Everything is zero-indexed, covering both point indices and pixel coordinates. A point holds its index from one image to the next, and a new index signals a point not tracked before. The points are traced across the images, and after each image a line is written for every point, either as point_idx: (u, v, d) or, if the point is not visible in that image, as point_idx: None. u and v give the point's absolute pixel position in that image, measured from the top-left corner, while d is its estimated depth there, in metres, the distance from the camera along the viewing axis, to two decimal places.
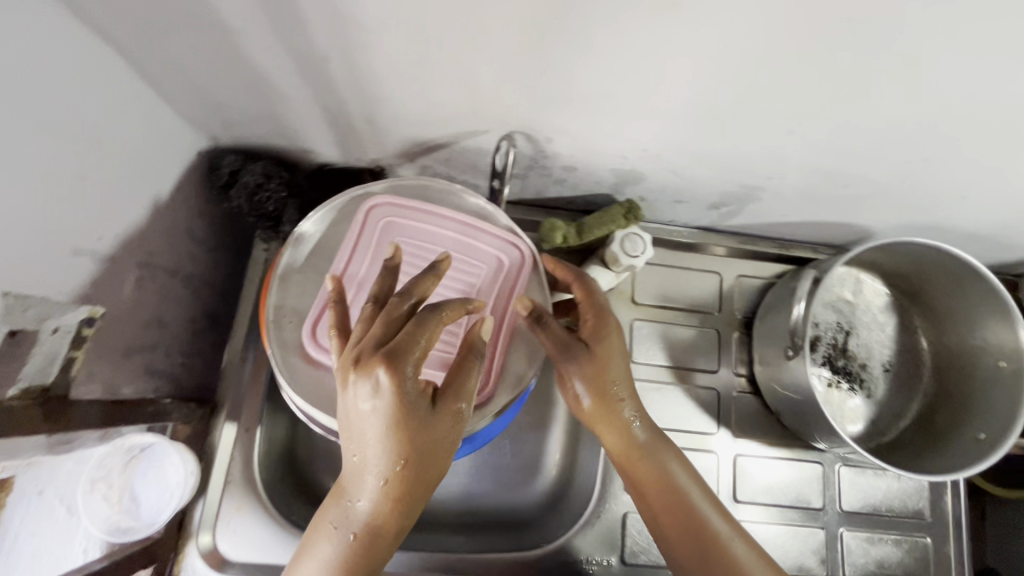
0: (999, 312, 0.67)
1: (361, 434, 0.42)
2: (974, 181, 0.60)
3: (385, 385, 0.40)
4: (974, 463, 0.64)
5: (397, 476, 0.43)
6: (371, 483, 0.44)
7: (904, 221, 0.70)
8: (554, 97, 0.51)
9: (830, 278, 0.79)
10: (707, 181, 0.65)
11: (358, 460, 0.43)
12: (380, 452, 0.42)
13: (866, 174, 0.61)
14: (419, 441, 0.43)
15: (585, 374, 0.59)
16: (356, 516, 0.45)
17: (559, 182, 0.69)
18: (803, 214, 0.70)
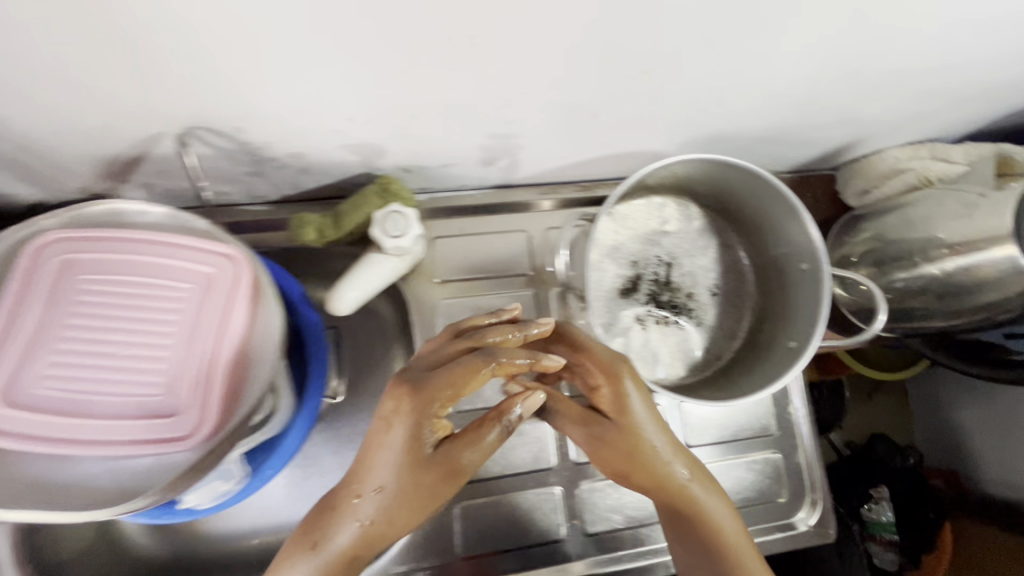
0: (790, 212, 0.64)
1: (372, 456, 0.47)
2: (719, 83, 0.54)
3: (403, 410, 0.46)
4: (784, 374, 0.62)
5: (390, 502, 0.47)
6: (364, 509, 0.47)
7: (684, 139, 0.66)
8: (183, 65, 0.43)
9: (643, 210, 0.74)
10: (454, 138, 0.58)
11: (362, 478, 0.47)
12: (388, 473, 0.47)
13: (607, 99, 0.54)
14: (437, 475, 0.47)
15: (591, 445, 0.56)
16: (332, 548, 0.46)
17: (305, 172, 0.61)
18: (581, 152, 0.65)
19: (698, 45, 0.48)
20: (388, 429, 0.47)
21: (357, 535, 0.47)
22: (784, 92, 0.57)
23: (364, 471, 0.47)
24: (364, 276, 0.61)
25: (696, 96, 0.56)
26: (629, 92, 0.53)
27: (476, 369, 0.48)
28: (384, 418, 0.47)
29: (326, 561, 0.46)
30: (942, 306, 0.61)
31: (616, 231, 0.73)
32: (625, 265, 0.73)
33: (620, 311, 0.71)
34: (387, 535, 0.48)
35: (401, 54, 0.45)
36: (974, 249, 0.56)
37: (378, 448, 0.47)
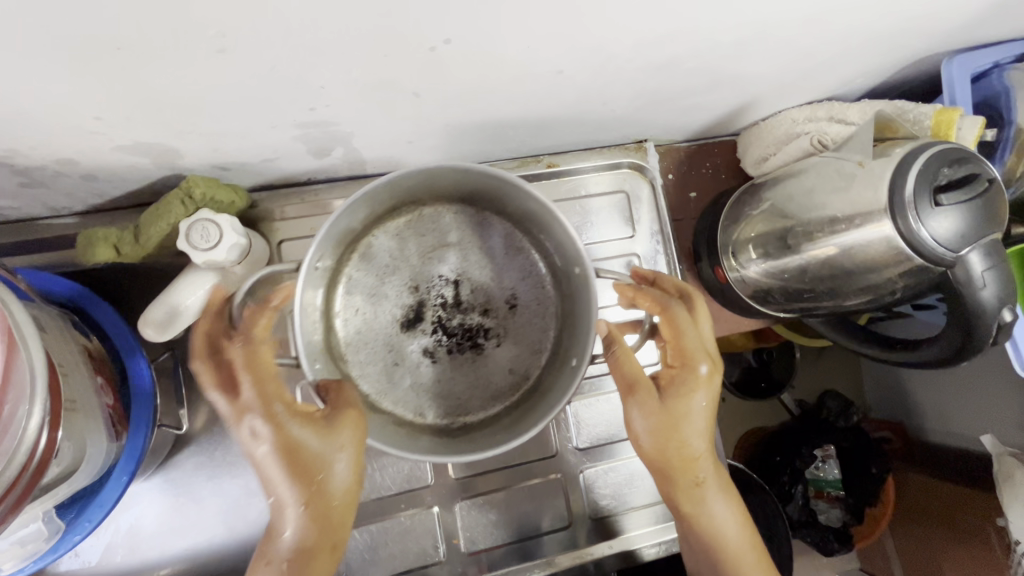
0: (551, 214, 0.54)
1: (267, 473, 0.50)
2: (554, 55, 0.46)
3: (262, 432, 0.49)
4: (557, 407, 0.53)
5: (321, 508, 0.53)
6: (298, 519, 0.52)
7: (544, 115, 0.57)
8: None
9: (415, 224, 0.64)
10: (261, 133, 0.50)
11: (277, 499, 0.52)
12: (289, 488, 0.51)
13: (426, 80, 0.46)
14: (302, 473, 0.51)
15: (638, 428, 0.58)
16: (310, 531, 0.52)
17: (93, 178, 0.52)
18: (426, 133, 0.57)
19: (502, 14, 0.39)
20: (258, 447, 0.50)
21: (308, 528, 0.52)
22: (638, 58, 0.49)
23: (294, 481, 0.51)
24: (178, 293, 0.54)
25: (532, 69, 0.47)
26: (445, 70, 0.45)
27: (257, 394, 0.50)
28: (252, 437, 0.49)
29: (318, 535, 0.53)
30: (824, 288, 0.56)
31: (386, 252, 0.63)
32: (404, 292, 0.63)
33: (405, 346, 0.62)
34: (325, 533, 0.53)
35: (117, 53, 0.35)
36: (846, 224, 0.51)
37: (277, 460, 0.50)
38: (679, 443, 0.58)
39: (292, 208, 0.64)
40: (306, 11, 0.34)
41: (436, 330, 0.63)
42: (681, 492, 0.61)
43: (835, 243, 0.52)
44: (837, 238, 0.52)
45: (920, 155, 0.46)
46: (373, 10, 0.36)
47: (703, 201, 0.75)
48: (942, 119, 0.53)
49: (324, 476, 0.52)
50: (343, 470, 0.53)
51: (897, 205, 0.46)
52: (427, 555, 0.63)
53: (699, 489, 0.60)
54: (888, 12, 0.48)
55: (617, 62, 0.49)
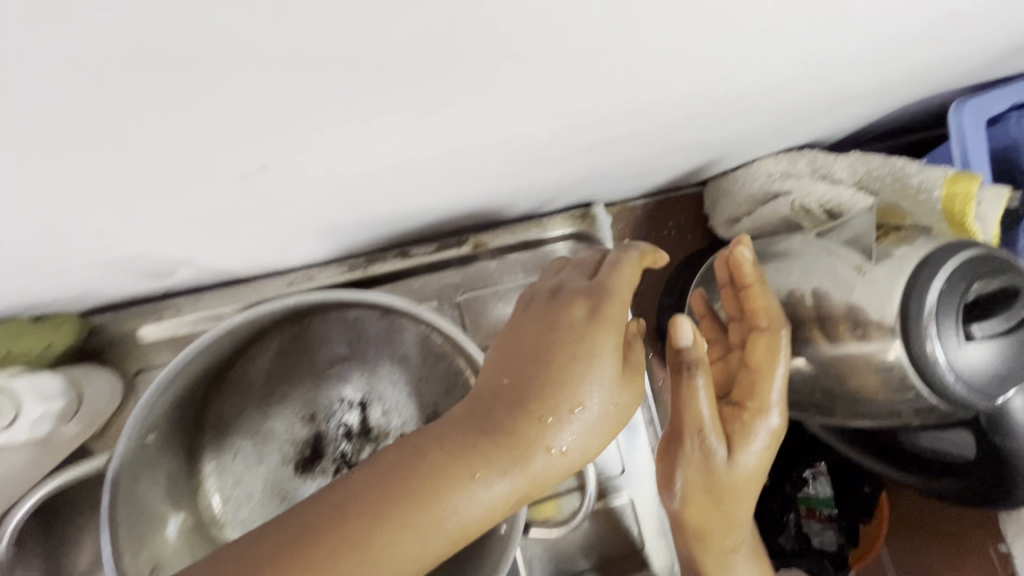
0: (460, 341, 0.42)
1: (537, 353, 0.33)
2: (442, 151, 0.33)
3: (599, 316, 0.34)
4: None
5: (537, 451, 0.30)
6: (495, 486, 0.30)
7: (451, 205, 0.45)
8: None
9: (303, 337, 0.52)
10: (58, 276, 0.36)
11: (508, 383, 0.32)
12: (572, 381, 0.31)
13: (268, 200, 0.33)
14: (569, 378, 0.32)
15: (685, 478, 0.43)
16: (520, 480, 0.30)
17: None
18: (303, 238, 0.44)
19: (320, 125, 0.26)
20: (570, 317, 0.34)
21: (504, 491, 0.30)
22: (551, 144, 0.36)
23: (560, 375, 0.31)
24: None
25: (416, 169, 0.35)
26: (278, 192, 0.32)
27: (623, 290, 0.36)
28: (564, 321, 0.34)
29: (502, 499, 0.30)
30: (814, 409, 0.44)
31: (273, 378, 0.51)
32: (296, 425, 0.51)
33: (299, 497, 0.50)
34: (544, 483, 0.32)
35: None
36: (838, 340, 0.39)
37: (588, 348, 0.32)
38: (727, 509, 0.45)
39: (150, 329, 0.51)
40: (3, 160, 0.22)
41: (339, 468, 0.51)
42: (708, 554, 0.49)
43: (834, 360, 0.39)
44: (826, 360, 0.40)
45: (943, 269, 0.34)
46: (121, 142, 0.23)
47: (669, 267, 0.63)
48: (957, 191, 0.42)
49: (605, 394, 0.32)
50: (604, 420, 0.32)
51: (910, 333, 0.34)
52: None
53: (730, 555, 0.49)
54: (883, 65, 0.36)
55: (533, 149, 0.37)
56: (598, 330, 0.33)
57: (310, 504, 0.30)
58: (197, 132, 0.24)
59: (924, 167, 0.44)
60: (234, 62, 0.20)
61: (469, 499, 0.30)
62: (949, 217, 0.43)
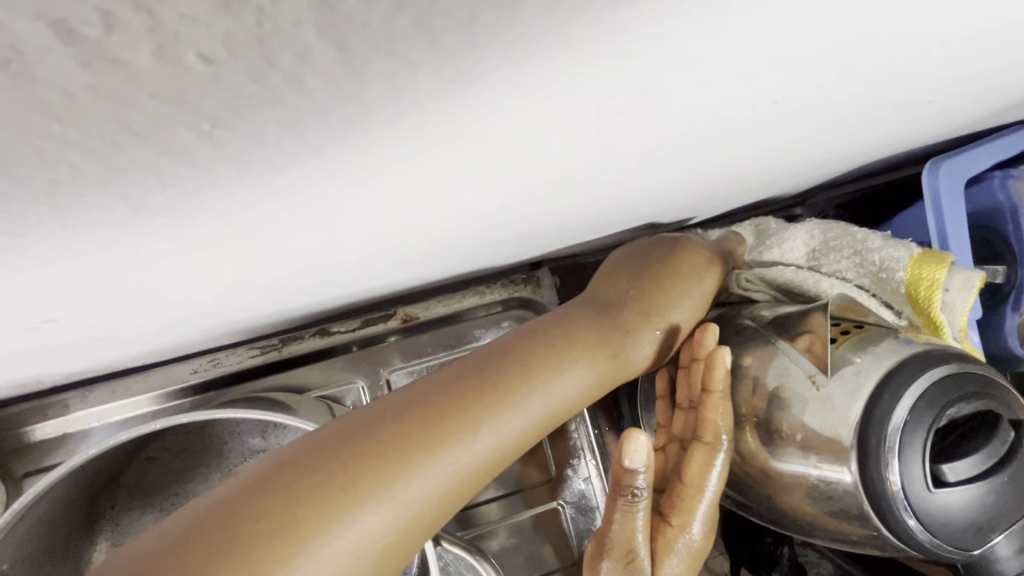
0: None
1: (648, 276, 0.39)
2: (308, 273, 0.28)
3: (700, 271, 0.40)
4: None
5: (637, 342, 0.37)
6: (594, 369, 0.34)
7: (353, 296, 0.39)
8: None
9: (209, 433, 0.47)
10: None
11: (629, 291, 0.39)
12: (688, 293, 0.39)
13: (104, 334, 0.28)
14: (678, 294, 0.39)
15: None
16: (627, 365, 0.36)
17: None
18: (191, 340, 0.39)
19: (93, 296, 0.21)
20: (693, 262, 0.40)
21: (500, 438, 0.30)
22: (441, 250, 0.31)
23: (669, 292, 0.39)
24: None
25: (284, 287, 0.30)
26: (102, 330, 0.27)
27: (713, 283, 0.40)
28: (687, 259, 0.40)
29: (595, 381, 0.35)
30: (756, 518, 0.38)
31: (177, 480, 0.46)
32: None
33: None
34: (624, 377, 0.37)
35: None
36: (783, 450, 0.32)
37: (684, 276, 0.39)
38: None
39: (38, 429, 0.46)
40: None
41: None
42: None
43: (781, 482, 0.33)
44: (766, 474, 0.34)
45: (907, 395, 0.28)
46: None
47: None
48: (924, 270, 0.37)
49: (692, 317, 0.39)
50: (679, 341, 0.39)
51: (867, 466, 0.29)
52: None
53: None
54: (833, 149, 0.31)
55: (427, 254, 0.32)
56: (711, 280, 0.40)
57: (271, 471, 0.25)
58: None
59: (889, 241, 0.39)
60: None
61: (473, 436, 0.28)
62: (913, 303, 0.38)
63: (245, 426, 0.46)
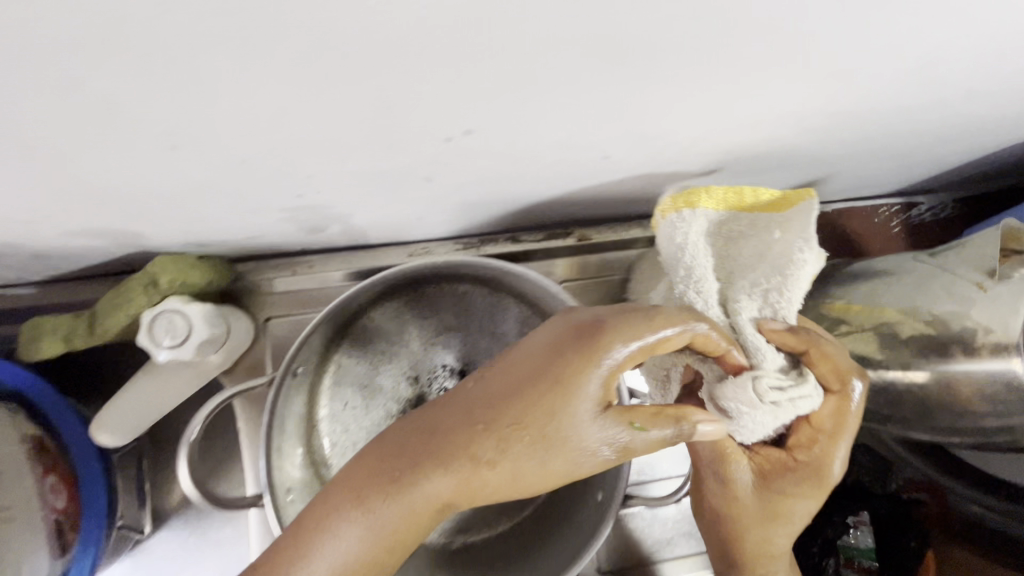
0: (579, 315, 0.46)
1: (511, 379, 0.38)
2: (602, 137, 0.37)
3: (548, 365, 0.38)
4: (582, 553, 0.44)
5: (468, 467, 0.37)
6: (444, 481, 0.37)
7: (579, 194, 0.49)
8: None
9: (416, 306, 0.56)
10: (235, 215, 0.41)
11: (481, 398, 0.38)
12: (531, 399, 0.37)
13: (441, 166, 0.37)
14: (526, 402, 0.37)
15: (710, 498, 0.48)
16: (472, 480, 0.37)
17: (47, 258, 0.44)
18: (440, 211, 0.48)
19: (535, 100, 0.30)
20: (529, 365, 0.38)
21: (443, 486, 0.37)
22: (700, 139, 0.40)
23: (520, 393, 0.37)
24: (140, 388, 0.46)
25: (572, 153, 0.38)
26: (447, 160, 0.36)
27: (581, 376, 0.37)
28: (546, 352, 0.38)
29: (462, 487, 0.37)
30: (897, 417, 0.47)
31: (384, 336, 0.56)
32: (400, 384, 0.55)
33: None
34: (478, 489, 0.38)
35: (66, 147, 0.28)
36: (960, 348, 0.42)
37: (574, 388, 0.37)
38: (760, 538, 0.46)
39: (282, 281, 0.56)
40: (283, 94, 0.26)
41: None
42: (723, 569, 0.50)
43: (949, 372, 0.42)
44: (940, 371, 0.43)
45: None
46: (371, 91, 0.27)
47: None
48: (682, 197, 0.47)
49: (554, 418, 0.37)
50: (550, 447, 0.37)
51: None
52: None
53: None
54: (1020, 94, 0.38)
55: (674, 145, 0.40)
56: (575, 368, 0.37)
57: (285, 535, 0.38)
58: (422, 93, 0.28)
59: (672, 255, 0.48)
60: (496, 28, 0.24)
61: (417, 495, 0.37)
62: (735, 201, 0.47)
63: (448, 303, 0.56)
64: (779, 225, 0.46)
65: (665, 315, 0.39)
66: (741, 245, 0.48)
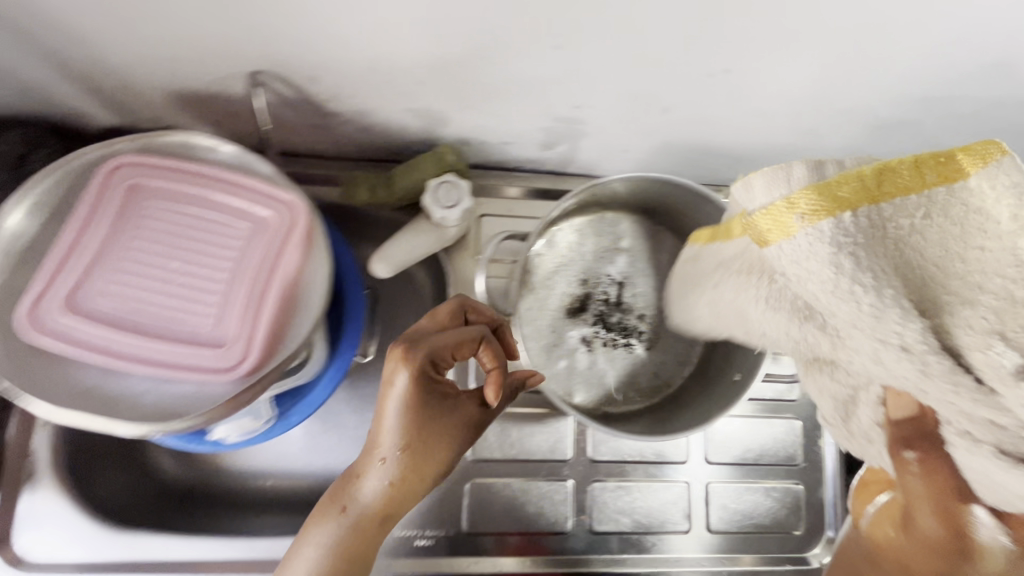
0: None
1: (387, 408, 0.51)
2: (802, 94, 0.52)
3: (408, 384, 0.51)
4: (722, 408, 0.59)
5: (390, 473, 0.51)
6: (372, 489, 0.51)
7: (751, 148, 0.63)
8: (280, 22, 0.44)
9: (595, 225, 0.72)
10: (516, 117, 0.57)
11: (375, 433, 0.52)
12: (398, 420, 0.51)
13: (683, 97, 0.53)
14: (407, 420, 0.51)
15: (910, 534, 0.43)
16: (388, 483, 0.51)
17: (366, 131, 0.62)
18: (644, 146, 0.64)
19: (785, 51, 0.46)
20: (391, 391, 0.51)
21: (377, 489, 0.51)
22: (865, 109, 0.55)
23: (385, 412, 0.51)
24: (409, 237, 0.63)
25: (776, 104, 0.54)
26: (692, 93, 0.52)
27: (388, 399, 0.51)
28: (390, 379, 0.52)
29: (389, 491, 0.51)
30: None
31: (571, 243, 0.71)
32: (574, 283, 0.71)
33: (567, 331, 0.70)
34: (399, 492, 0.52)
35: (491, 40, 0.45)
36: None
37: (382, 408, 0.52)
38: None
39: (498, 189, 0.72)
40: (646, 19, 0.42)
41: (596, 323, 0.71)
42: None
43: None
44: None
45: None
46: (694, 26, 0.43)
47: None
48: (818, 193, 0.38)
49: (422, 422, 0.51)
50: (443, 435, 0.53)
51: None
52: (560, 546, 0.66)
53: None
54: None
55: (847, 110, 0.55)
56: (386, 393, 0.51)
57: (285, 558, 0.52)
58: (720, 34, 0.44)
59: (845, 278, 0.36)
60: None
61: (360, 503, 0.51)
62: (887, 174, 0.38)
63: (620, 227, 0.72)
64: (959, 201, 0.37)
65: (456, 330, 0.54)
66: (920, 240, 0.37)
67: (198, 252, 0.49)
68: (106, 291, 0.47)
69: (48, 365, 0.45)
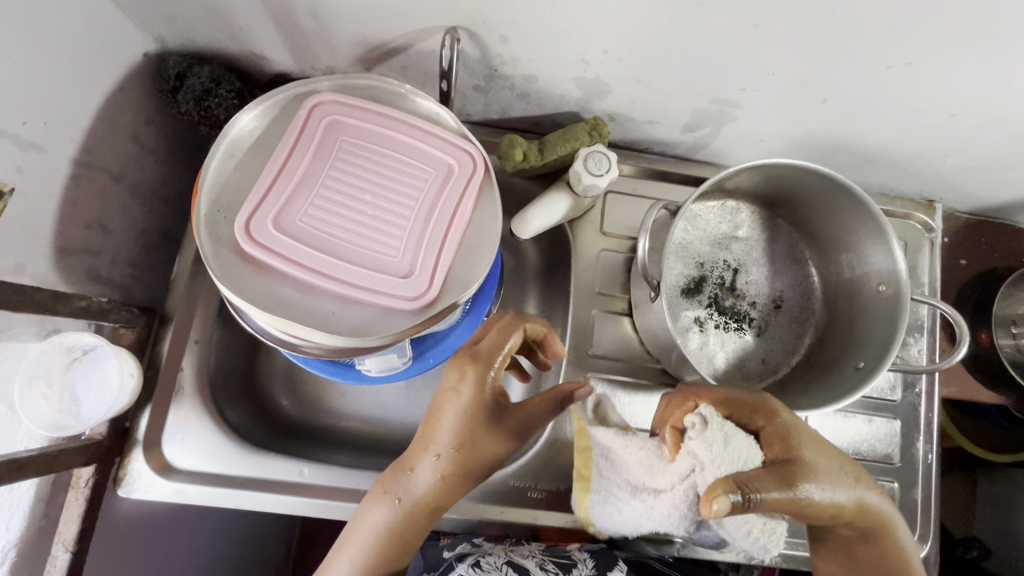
0: (876, 234, 0.64)
1: (448, 408, 0.54)
2: (966, 97, 0.54)
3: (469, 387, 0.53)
4: (849, 392, 0.61)
5: (446, 466, 0.53)
6: (421, 479, 0.53)
7: (886, 149, 0.66)
8: None
9: (717, 211, 0.74)
10: (675, 97, 0.60)
11: (432, 427, 0.54)
12: (454, 419, 0.53)
13: (847, 89, 0.55)
14: (466, 421, 0.53)
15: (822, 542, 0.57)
16: (439, 475, 0.53)
17: (523, 98, 0.65)
18: (782, 138, 0.66)
19: (970, 50, 0.48)
20: (455, 395, 0.54)
21: (428, 478, 0.53)
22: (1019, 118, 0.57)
23: (442, 412, 0.54)
24: (551, 202, 0.66)
25: (934, 105, 0.56)
26: (860, 85, 0.54)
27: (450, 400, 0.53)
28: (453, 385, 0.54)
29: (441, 483, 0.53)
30: None
31: (695, 226, 0.73)
32: (691, 265, 0.72)
33: (682, 310, 0.71)
34: (450, 485, 0.54)
35: (694, 16, 0.48)
36: None
37: (442, 407, 0.54)
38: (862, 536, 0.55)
39: (625, 169, 0.75)
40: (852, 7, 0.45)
41: (709, 306, 0.72)
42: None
43: None
44: None
45: None
46: (895, 17, 0.45)
47: (970, 271, 0.80)
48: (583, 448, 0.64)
49: (478, 424, 0.53)
50: (493, 441, 0.54)
51: None
52: None
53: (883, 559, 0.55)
54: None
55: (1002, 119, 0.57)
56: (445, 395, 0.54)
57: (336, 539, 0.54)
58: (917, 27, 0.46)
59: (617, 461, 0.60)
60: None
61: (411, 490, 0.53)
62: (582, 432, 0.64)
63: (741, 216, 0.74)
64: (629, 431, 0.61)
65: (503, 329, 0.56)
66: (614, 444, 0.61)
67: (389, 187, 0.52)
68: (305, 214, 0.50)
69: (252, 275, 0.49)
